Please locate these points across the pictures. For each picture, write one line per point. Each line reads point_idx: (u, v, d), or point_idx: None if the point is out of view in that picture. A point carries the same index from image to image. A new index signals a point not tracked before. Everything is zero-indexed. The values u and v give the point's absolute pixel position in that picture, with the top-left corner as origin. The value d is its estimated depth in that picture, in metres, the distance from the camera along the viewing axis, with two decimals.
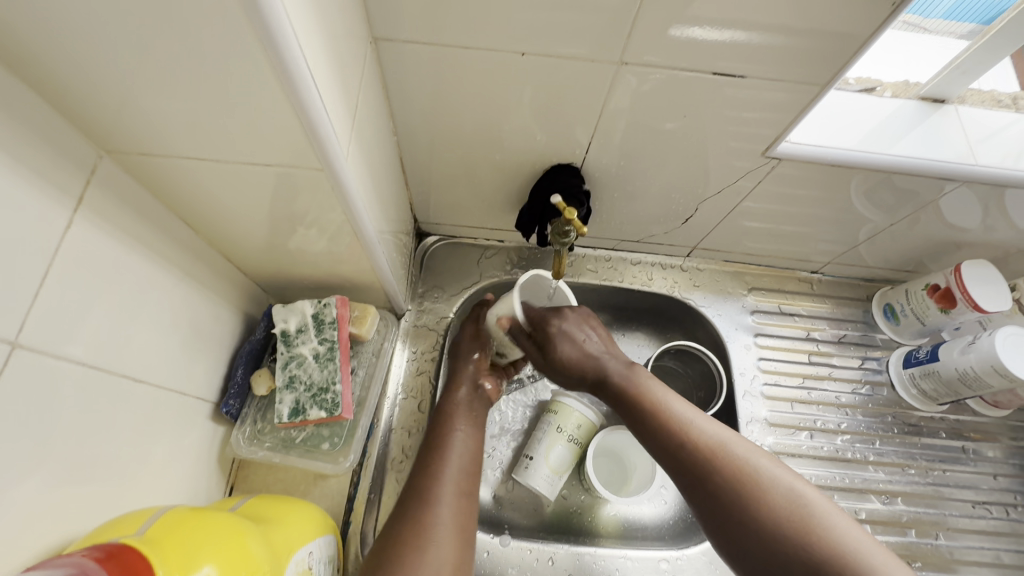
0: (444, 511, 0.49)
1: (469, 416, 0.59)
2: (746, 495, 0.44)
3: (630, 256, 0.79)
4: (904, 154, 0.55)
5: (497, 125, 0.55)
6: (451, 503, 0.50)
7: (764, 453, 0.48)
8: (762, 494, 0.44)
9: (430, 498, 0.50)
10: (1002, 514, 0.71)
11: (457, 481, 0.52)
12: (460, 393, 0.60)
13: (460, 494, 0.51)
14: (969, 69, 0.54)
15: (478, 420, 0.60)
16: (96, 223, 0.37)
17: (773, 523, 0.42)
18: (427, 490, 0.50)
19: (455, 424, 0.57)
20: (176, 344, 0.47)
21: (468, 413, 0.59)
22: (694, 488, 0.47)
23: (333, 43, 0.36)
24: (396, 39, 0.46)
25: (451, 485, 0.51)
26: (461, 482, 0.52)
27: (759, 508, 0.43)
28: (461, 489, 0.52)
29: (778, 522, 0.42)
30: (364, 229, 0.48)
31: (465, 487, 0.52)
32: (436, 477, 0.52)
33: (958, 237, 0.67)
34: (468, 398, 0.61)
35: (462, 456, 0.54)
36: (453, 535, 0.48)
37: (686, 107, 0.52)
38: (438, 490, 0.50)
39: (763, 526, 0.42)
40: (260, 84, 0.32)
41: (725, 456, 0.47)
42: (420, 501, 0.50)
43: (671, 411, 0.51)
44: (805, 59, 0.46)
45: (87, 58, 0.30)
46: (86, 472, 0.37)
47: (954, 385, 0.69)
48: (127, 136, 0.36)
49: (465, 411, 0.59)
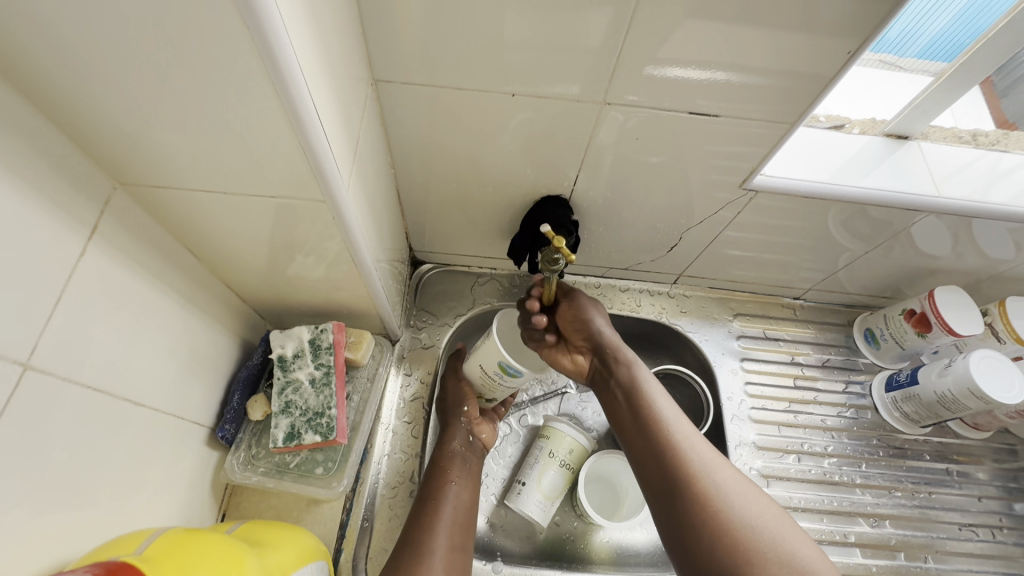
0: (438, 561, 0.51)
1: (463, 469, 0.61)
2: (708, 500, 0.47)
3: (619, 283, 0.81)
4: (873, 186, 0.59)
5: (489, 159, 0.58)
6: (445, 552, 0.53)
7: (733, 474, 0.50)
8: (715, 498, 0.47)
9: (425, 551, 0.52)
10: (988, 536, 0.71)
11: (450, 533, 0.55)
12: (452, 449, 0.62)
13: (452, 547, 0.54)
14: (927, 109, 0.59)
15: (474, 474, 0.62)
16: (105, 250, 0.38)
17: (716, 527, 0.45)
18: (421, 543, 0.53)
19: (448, 479, 0.59)
20: (175, 367, 0.48)
21: (462, 468, 0.61)
22: (662, 509, 0.49)
23: (338, 86, 0.39)
24: (395, 80, 0.49)
25: (445, 536, 0.54)
26: (454, 534, 0.55)
27: (733, 542, 0.44)
28: (454, 541, 0.54)
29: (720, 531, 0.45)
30: (361, 256, 0.50)
31: (457, 540, 0.55)
32: (430, 528, 0.54)
33: (931, 264, 0.70)
34: (463, 455, 0.62)
35: (456, 511, 0.57)
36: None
37: (666, 143, 0.55)
38: (430, 543, 0.53)
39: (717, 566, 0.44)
40: (270, 121, 0.34)
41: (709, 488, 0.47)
42: (415, 552, 0.52)
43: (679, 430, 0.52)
44: (772, 99, 0.49)
45: (107, 96, 0.32)
46: (83, 494, 0.38)
47: (935, 407, 0.71)
48: (140, 169, 0.38)
49: (458, 467, 0.61)
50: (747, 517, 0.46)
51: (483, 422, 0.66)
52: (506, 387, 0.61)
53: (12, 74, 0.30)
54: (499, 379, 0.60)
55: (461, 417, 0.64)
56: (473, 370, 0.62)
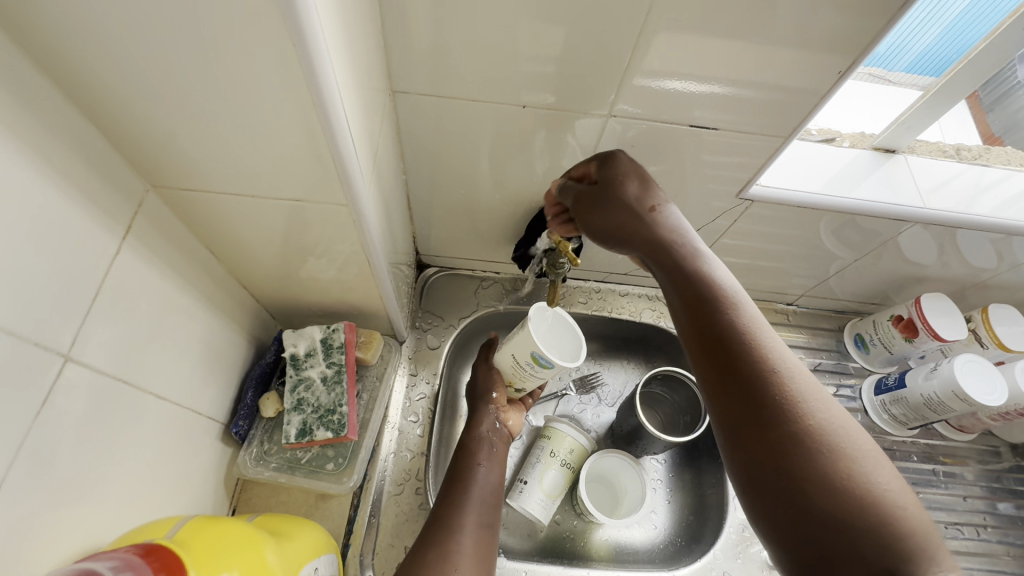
0: (467, 537, 0.53)
1: (490, 451, 0.63)
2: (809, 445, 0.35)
3: (619, 287, 0.84)
4: (863, 196, 0.62)
5: (498, 167, 0.61)
6: (475, 529, 0.54)
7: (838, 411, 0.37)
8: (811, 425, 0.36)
9: (455, 527, 0.54)
10: (973, 534, 0.74)
11: (480, 510, 0.56)
12: (480, 433, 0.64)
13: (481, 525, 0.55)
14: (913, 125, 0.62)
15: (500, 457, 0.63)
16: (138, 249, 0.40)
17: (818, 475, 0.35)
18: (451, 520, 0.54)
19: (475, 461, 0.61)
20: (193, 363, 0.50)
21: (490, 451, 0.63)
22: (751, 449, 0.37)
23: (362, 97, 0.42)
24: (411, 91, 0.52)
25: (474, 514, 0.55)
26: (482, 512, 0.56)
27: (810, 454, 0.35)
28: (483, 519, 0.56)
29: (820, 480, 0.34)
30: (376, 258, 0.52)
31: (486, 518, 0.56)
32: (460, 506, 0.56)
33: (918, 272, 0.73)
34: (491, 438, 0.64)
35: (484, 491, 0.58)
36: (476, 559, 0.52)
37: (666, 154, 0.58)
38: (460, 520, 0.54)
39: (794, 429, 0.36)
40: (302, 130, 0.36)
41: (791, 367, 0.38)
42: (445, 527, 0.53)
43: (775, 353, 0.39)
44: (767, 113, 0.52)
45: (150, 103, 0.34)
46: (107, 483, 0.40)
47: (921, 410, 0.73)
48: (173, 172, 0.40)
49: (486, 450, 0.62)
50: (865, 467, 0.35)
51: (510, 410, 0.67)
52: (537, 377, 0.63)
53: (62, 81, 0.32)
54: (530, 370, 0.62)
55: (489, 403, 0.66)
56: (505, 360, 0.64)
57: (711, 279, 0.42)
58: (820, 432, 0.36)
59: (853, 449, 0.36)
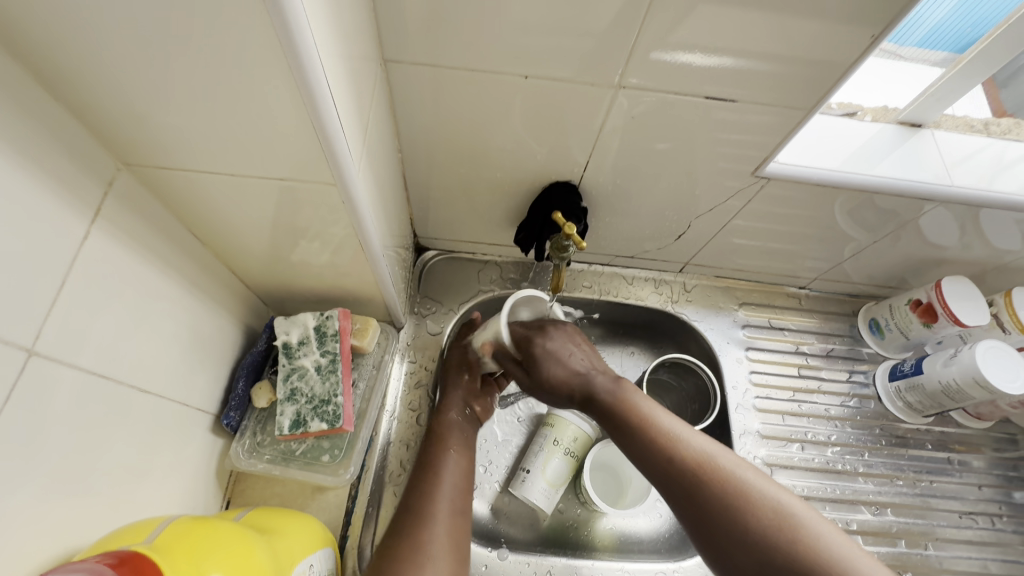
0: (440, 527, 0.51)
1: (462, 438, 0.61)
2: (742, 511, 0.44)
3: (624, 271, 0.81)
4: (886, 174, 0.58)
5: (498, 144, 0.57)
6: (446, 518, 0.52)
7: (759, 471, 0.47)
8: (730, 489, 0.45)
9: (426, 516, 0.52)
10: (987, 524, 0.72)
11: (451, 498, 0.54)
12: (450, 417, 0.63)
13: (454, 512, 0.53)
14: (943, 96, 0.57)
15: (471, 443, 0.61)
16: (111, 233, 0.37)
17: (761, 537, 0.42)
18: (422, 510, 0.52)
19: (446, 446, 0.59)
20: (180, 354, 0.47)
21: (459, 434, 0.61)
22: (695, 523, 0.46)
23: (348, 66, 0.38)
24: (404, 60, 0.48)
25: (445, 503, 0.53)
26: (455, 499, 0.55)
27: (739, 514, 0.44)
28: (456, 506, 0.54)
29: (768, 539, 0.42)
30: (370, 242, 0.49)
31: (459, 505, 0.54)
32: (431, 495, 0.54)
33: (938, 254, 0.70)
34: (461, 420, 0.63)
35: (454, 475, 0.57)
36: (449, 549, 0.50)
37: (678, 130, 0.54)
38: (432, 509, 0.53)
39: (773, 543, 0.42)
40: (281, 101, 0.33)
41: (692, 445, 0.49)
42: (415, 518, 0.52)
43: (729, 476, 0.46)
44: (789, 85, 0.48)
45: (110, 70, 0.31)
46: (88, 483, 0.37)
47: (939, 397, 0.71)
48: (146, 149, 0.37)
49: (455, 434, 0.61)
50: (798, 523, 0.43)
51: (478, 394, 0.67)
52: None
53: (11, 45, 0.29)
54: None
55: (455, 388, 0.65)
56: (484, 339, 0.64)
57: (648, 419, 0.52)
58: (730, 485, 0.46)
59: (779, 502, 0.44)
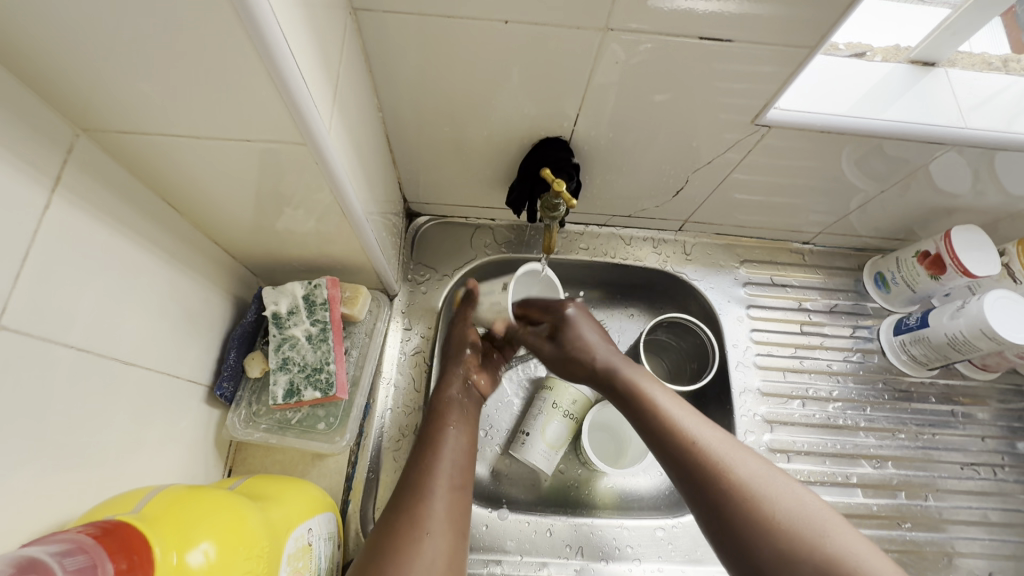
0: (440, 502, 0.50)
1: (464, 415, 0.60)
2: (748, 510, 0.43)
3: (622, 232, 0.79)
4: (895, 118, 0.55)
5: (483, 98, 0.54)
6: (446, 493, 0.51)
7: (772, 468, 0.46)
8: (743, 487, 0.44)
9: (425, 491, 0.51)
10: (989, 474, 0.72)
11: (450, 475, 0.53)
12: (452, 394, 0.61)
13: (454, 488, 0.52)
14: (959, 30, 0.54)
15: (472, 420, 0.60)
16: (74, 203, 0.36)
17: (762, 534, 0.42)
18: (421, 485, 0.51)
19: (447, 424, 0.57)
20: (168, 326, 0.47)
21: (460, 413, 0.59)
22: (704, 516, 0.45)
23: (309, 15, 0.35)
24: (375, 8, 0.45)
25: (444, 480, 0.52)
26: (455, 475, 0.53)
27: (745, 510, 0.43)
28: (454, 483, 0.53)
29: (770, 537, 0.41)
30: (352, 207, 0.48)
31: (458, 481, 0.53)
32: (430, 472, 0.52)
33: (948, 203, 0.67)
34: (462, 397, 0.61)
35: (454, 452, 0.55)
36: (448, 528, 0.49)
37: (674, 78, 0.51)
38: (431, 485, 0.51)
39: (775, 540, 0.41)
40: (236, 54, 0.31)
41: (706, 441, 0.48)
42: (415, 492, 0.50)
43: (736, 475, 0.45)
44: (792, 22, 0.45)
45: (47, 26, 0.28)
46: (80, 456, 0.37)
47: (944, 349, 0.70)
48: (103, 113, 0.35)
49: (457, 410, 0.59)
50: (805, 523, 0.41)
51: (479, 372, 0.65)
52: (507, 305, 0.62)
53: None
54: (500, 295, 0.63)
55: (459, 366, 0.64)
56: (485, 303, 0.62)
57: (678, 424, 0.50)
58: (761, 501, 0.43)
59: (819, 519, 0.41)
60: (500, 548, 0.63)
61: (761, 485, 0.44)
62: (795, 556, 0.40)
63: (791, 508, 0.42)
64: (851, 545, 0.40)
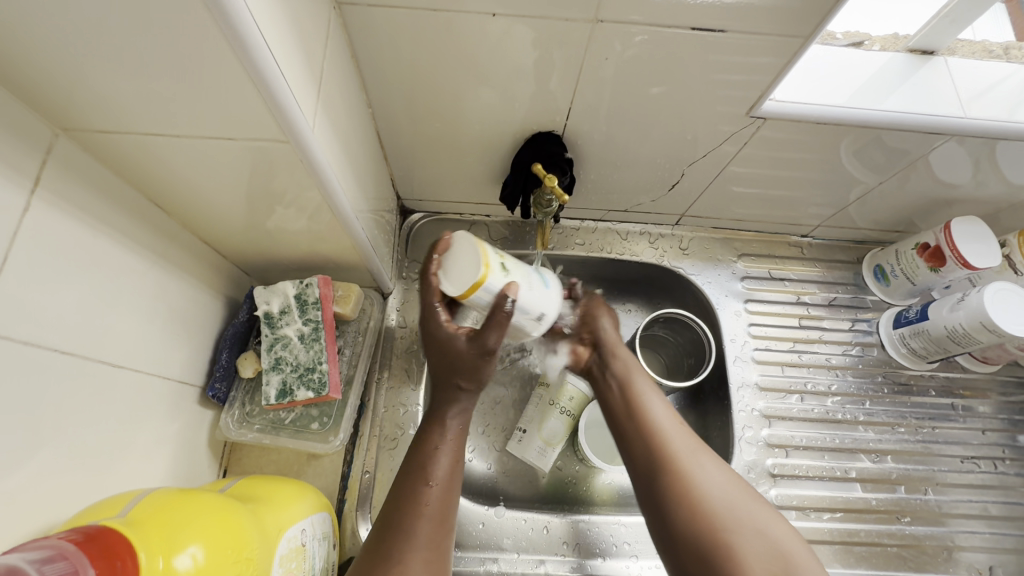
0: (423, 553, 0.45)
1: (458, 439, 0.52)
2: (692, 499, 0.49)
3: (618, 227, 0.78)
4: (894, 109, 0.54)
5: (474, 93, 0.54)
6: (431, 542, 0.45)
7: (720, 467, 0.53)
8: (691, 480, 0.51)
9: (410, 537, 0.45)
10: (990, 467, 0.72)
11: (438, 518, 0.47)
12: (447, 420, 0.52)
13: (440, 534, 0.46)
14: (958, 18, 0.53)
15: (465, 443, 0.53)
16: (56, 205, 0.35)
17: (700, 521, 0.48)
18: (406, 528, 0.45)
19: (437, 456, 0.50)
20: (158, 327, 0.47)
21: (456, 442, 0.52)
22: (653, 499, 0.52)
23: (290, 9, 0.35)
24: (361, 3, 0.44)
25: (432, 524, 0.46)
26: (442, 518, 0.47)
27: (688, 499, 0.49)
28: (442, 529, 0.47)
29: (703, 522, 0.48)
30: (341, 205, 0.47)
31: (444, 526, 0.47)
32: (418, 513, 0.46)
33: (948, 194, 0.67)
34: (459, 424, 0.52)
35: (446, 490, 0.48)
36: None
37: (668, 71, 0.50)
38: (416, 530, 0.45)
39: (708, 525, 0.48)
40: (213, 51, 0.30)
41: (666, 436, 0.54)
42: (398, 537, 0.45)
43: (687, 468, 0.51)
44: (787, 10, 0.44)
45: (18, 24, 0.28)
46: (70, 458, 0.37)
47: (943, 342, 0.69)
48: (82, 112, 0.34)
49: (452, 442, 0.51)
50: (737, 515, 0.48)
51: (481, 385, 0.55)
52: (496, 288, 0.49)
53: None
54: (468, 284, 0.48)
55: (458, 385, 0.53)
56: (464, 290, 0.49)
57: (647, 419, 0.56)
58: (716, 506, 0.49)
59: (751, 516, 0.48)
60: (497, 546, 0.63)
61: (715, 489, 0.50)
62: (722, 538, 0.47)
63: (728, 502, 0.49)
64: (774, 537, 0.47)
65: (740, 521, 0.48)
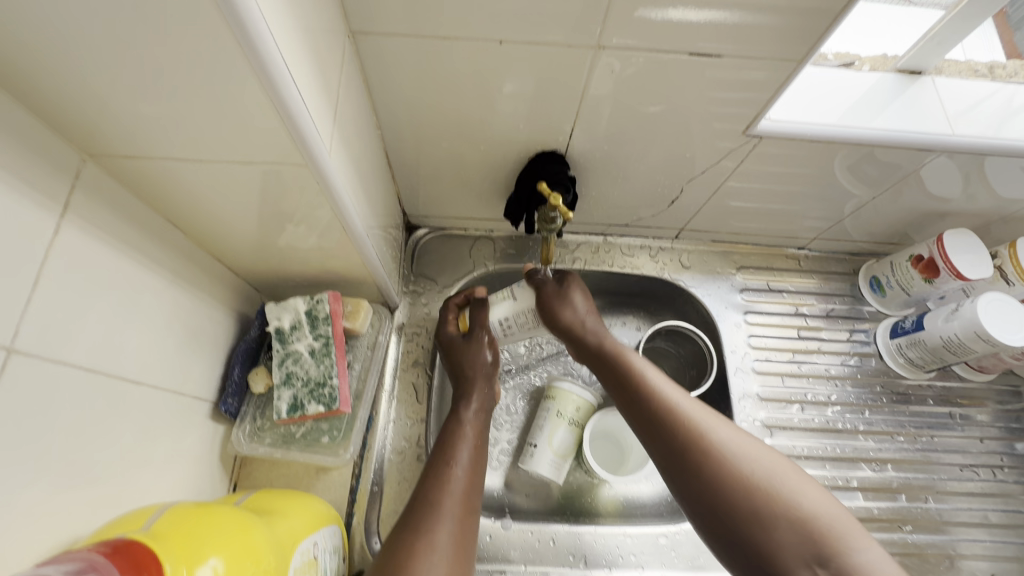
0: (451, 525, 0.47)
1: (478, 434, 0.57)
2: (711, 461, 0.46)
3: (619, 240, 0.80)
4: (885, 127, 0.56)
5: (479, 114, 0.56)
6: (458, 517, 0.48)
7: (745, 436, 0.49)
8: (710, 443, 0.47)
9: (438, 512, 0.48)
10: (989, 475, 0.73)
11: (463, 498, 0.50)
12: (466, 414, 0.58)
13: (466, 511, 0.49)
14: (944, 41, 0.55)
15: (485, 442, 0.58)
16: (82, 227, 0.37)
17: (720, 483, 0.45)
18: (435, 504, 0.48)
19: (460, 443, 0.55)
20: (173, 344, 0.48)
21: (477, 434, 0.57)
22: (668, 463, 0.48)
23: (308, 39, 0.37)
24: (373, 31, 0.46)
25: (458, 500, 0.49)
26: (468, 498, 0.51)
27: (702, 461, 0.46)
28: (467, 507, 0.50)
29: (720, 484, 0.45)
30: (352, 223, 0.49)
31: (470, 504, 0.50)
32: (446, 489, 0.50)
33: (940, 207, 0.68)
34: (478, 418, 0.59)
35: (470, 475, 0.52)
36: (456, 550, 0.46)
37: (667, 91, 0.52)
38: (444, 506, 0.48)
39: (725, 490, 0.44)
40: (239, 80, 0.32)
41: (676, 404, 0.50)
42: (429, 512, 0.48)
43: (706, 433, 0.48)
44: (781, 35, 0.46)
45: (55, 59, 0.29)
46: (92, 473, 0.38)
47: (939, 352, 0.71)
48: (109, 139, 0.36)
49: (474, 432, 0.57)
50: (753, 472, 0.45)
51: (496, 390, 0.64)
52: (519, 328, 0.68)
53: None
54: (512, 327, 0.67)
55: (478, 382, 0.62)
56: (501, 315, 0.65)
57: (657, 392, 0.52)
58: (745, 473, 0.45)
59: (774, 475, 0.45)
60: (504, 558, 0.64)
61: (763, 463, 0.46)
62: (738, 499, 0.44)
63: (750, 464, 0.45)
64: (804, 500, 0.43)
65: (797, 489, 0.44)
